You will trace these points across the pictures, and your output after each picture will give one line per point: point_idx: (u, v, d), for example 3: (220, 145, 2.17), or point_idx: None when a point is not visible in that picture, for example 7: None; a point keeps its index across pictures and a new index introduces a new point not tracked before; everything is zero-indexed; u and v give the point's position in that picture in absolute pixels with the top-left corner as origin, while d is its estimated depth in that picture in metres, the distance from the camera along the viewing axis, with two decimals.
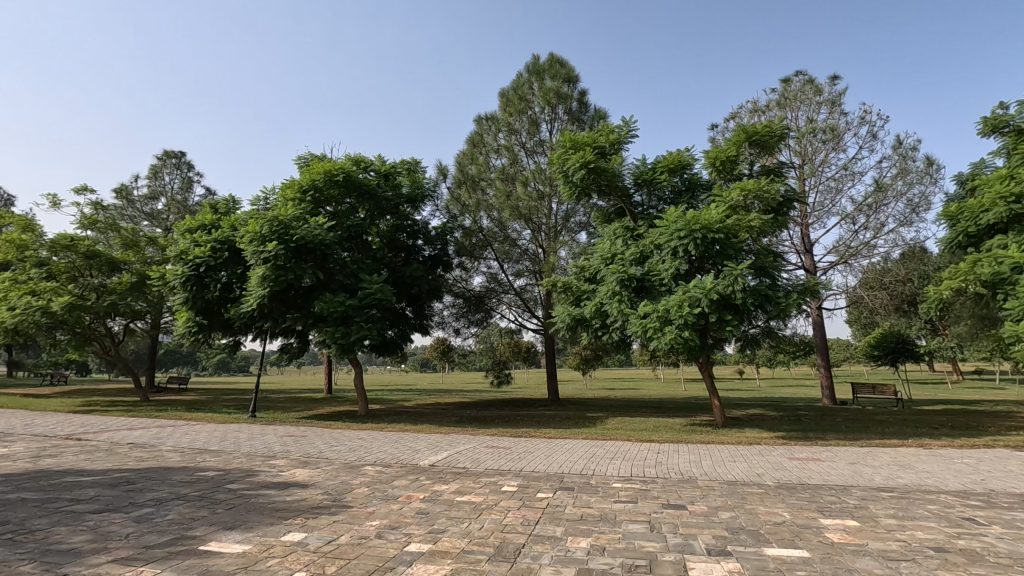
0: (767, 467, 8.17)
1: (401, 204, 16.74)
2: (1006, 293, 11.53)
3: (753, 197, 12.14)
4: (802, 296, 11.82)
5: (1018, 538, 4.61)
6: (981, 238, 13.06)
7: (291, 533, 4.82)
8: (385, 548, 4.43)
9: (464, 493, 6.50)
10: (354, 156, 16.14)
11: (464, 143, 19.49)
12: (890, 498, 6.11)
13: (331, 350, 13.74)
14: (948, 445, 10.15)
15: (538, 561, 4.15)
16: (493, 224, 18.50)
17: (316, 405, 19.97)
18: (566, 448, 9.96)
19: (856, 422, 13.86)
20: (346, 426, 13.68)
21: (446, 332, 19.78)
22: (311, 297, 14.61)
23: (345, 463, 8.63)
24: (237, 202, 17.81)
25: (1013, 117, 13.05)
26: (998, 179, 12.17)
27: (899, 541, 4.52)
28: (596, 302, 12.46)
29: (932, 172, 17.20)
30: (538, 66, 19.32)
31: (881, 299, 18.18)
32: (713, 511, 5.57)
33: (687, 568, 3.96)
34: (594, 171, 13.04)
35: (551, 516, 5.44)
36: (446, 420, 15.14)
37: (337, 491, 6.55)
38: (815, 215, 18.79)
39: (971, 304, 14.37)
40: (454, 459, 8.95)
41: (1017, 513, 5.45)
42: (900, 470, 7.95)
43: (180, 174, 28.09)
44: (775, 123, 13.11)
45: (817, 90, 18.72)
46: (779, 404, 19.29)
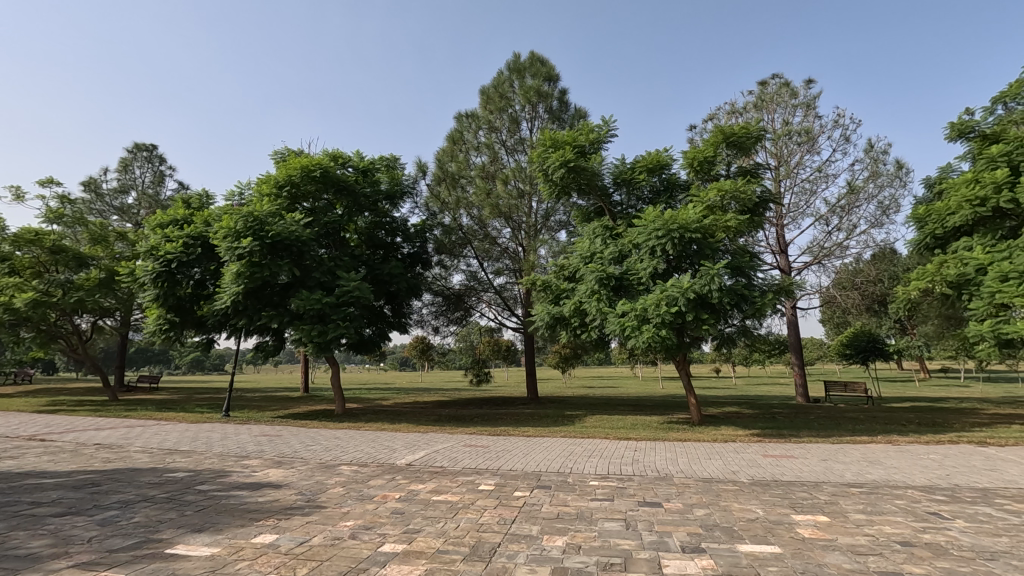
0: (742, 464, 8.28)
1: (380, 201, 16.67)
2: (971, 293, 11.88)
3: (729, 198, 12.26)
4: (777, 296, 11.99)
5: (980, 532, 4.74)
6: (948, 240, 13.42)
7: (262, 534, 4.73)
8: (359, 549, 4.37)
9: (441, 493, 6.43)
10: (332, 151, 15.96)
11: (444, 140, 19.37)
12: (859, 494, 6.24)
13: (308, 349, 13.47)
14: (917, 441, 10.37)
15: (513, 560, 4.13)
16: (473, 222, 18.40)
17: (291, 404, 19.61)
18: (544, 447, 9.92)
19: (828, 420, 14.12)
20: (322, 425, 13.43)
21: (425, 331, 19.65)
22: (287, 294, 14.42)
23: (320, 463, 8.49)
24: (210, 196, 17.39)
25: (979, 123, 13.48)
26: (964, 183, 12.42)
27: (868, 536, 4.62)
28: (575, 301, 12.51)
29: (903, 175, 17.61)
30: (519, 64, 19.31)
31: (853, 299, 18.55)
32: (688, 508, 5.62)
33: (661, 565, 3.98)
34: (573, 170, 13.04)
35: (528, 515, 5.41)
36: (424, 419, 15.03)
37: (311, 491, 6.45)
38: (790, 216, 19.09)
39: (938, 305, 14.78)
40: (431, 458, 8.83)
41: (979, 508, 5.61)
42: (869, 466, 8.13)
43: (151, 169, 27.44)
44: (752, 124, 13.28)
45: (793, 93, 19.03)
46: (755, 404, 19.19)
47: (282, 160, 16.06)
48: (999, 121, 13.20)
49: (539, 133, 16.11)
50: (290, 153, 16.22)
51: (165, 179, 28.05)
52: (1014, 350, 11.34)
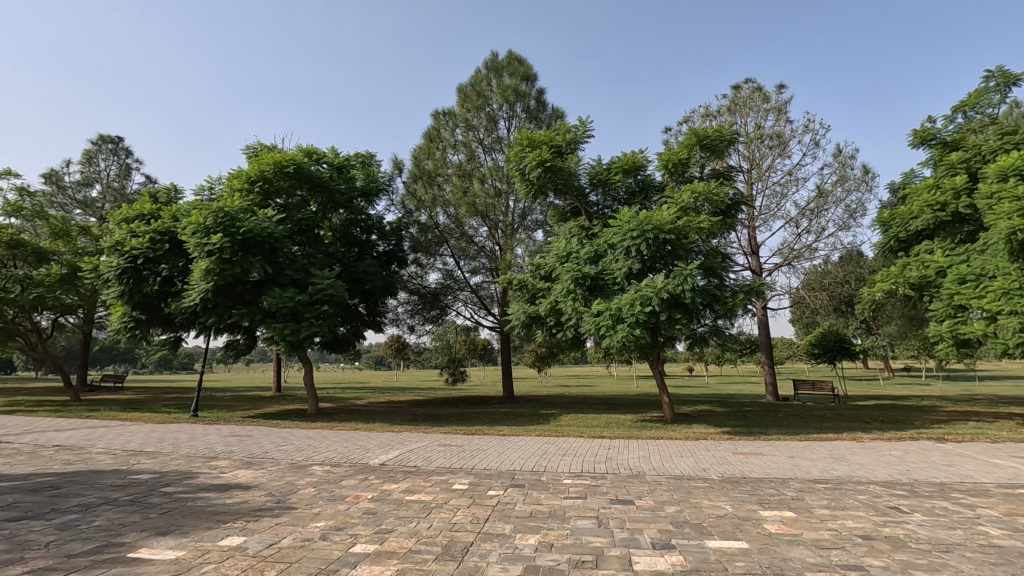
0: (713, 461, 8.44)
1: (355, 198, 16.46)
2: (931, 295, 12.30)
3: (703, 200, 12.48)
4: (748, 297, 12.23)
5: (936, 525, 4.92)
6: (910, 244, 13.88)
7: (229, 537, 4.63)
8: (329, 550, 4.32)
9: (414, 492, 6.39)
10: (306, 147, 15.70)
11: (421, 137, 19.25)
12: (824, 490, 6.42)
13: (279, 347, 13.22)
14: (879, 438, 10.68)
15: (486, 559, 4.13)
16: (450, 220, 18.32)
17: (262, 403, 19.27)
18: (519, 445, 9.95)
19: (796, 418, 14.48)
20: (295, 425, 13.23)
21: (401, 329, 19.49)
22: (259, 292, 14.17)
23: (292, 463, 8.36)
24: (178, 191, 16.99)
25: (940, 131, 13.95)
26: (925, 189, 12.82)
27: (832, 530, 4.75)
28: (551, 300, 12.57)
29: (869, 180, 18.12)
30: (496, 63, 19.30)
31: (821, 300, 19.04)
32: (659, 505, 5.69)
33: (632, 562, 4.03)
34: (550, 170, 13.09)
35: (501, 513, 5.43)
36: (399, 418, 14.89)
37: (282, 492, 6.35)
38: (762, 218, 19.48)
39: (901, 305, 15.30)
40: (406, 458, 8.76)
41: (937, 502, 5.82)
42: (835, 463, 8.37)
43: (117, 161, 26.62)
44: (725, 127, 13.50)
45: (765, 98, 19.42)
46: (726, 402, 19.53)
47: (254, 155, 15.76)
48: (959, 129, 13.69)
49: (516, 133, 16.14)
50: (262, 149, 15.91)
51: (131, 172, 27.24)
52: (970, 349, 11.75)
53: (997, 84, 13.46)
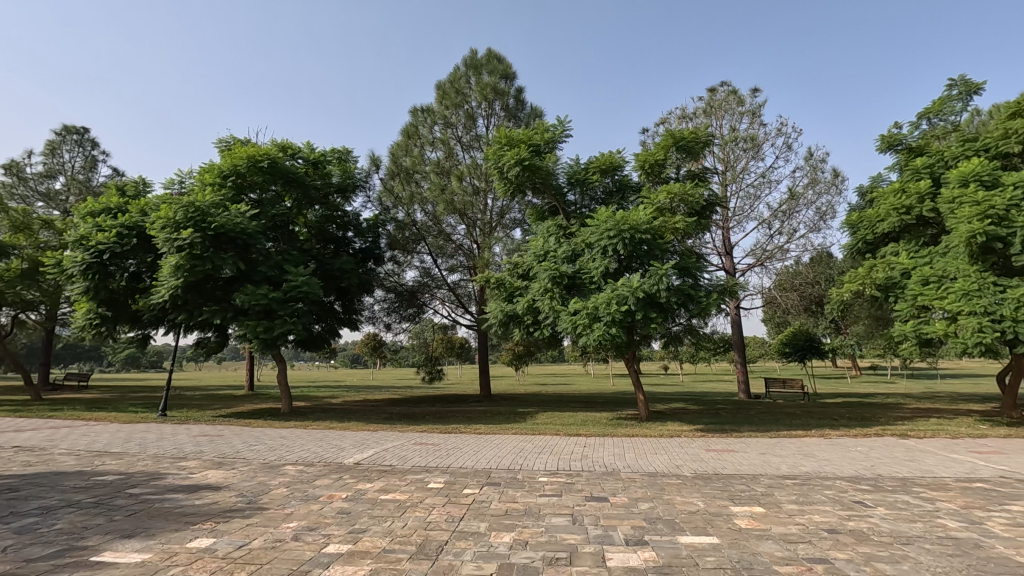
0: (686, 458, 8.56)
1: (331, 194, 16.25)
2: (896, 296, 12.68)
3: (679, 201, 12.65)
4: (721, 296, 12.42)
5: (899, 518, 5.08)
6: (877, 246, 14.31)
7: (198, 538, 4.53)
8: (301, 550, 4.26)
9: (389, 491, 6.36)
10: (281, 141, 15.41)
11: (399, 134, 19.08)
12: (792, 486, 6.58)
13: (252, 345, 12.99)
14: (846, 435, 10.98)
15: (460, 557, 4.12)
16: (428, 217, 18.22)
17: (234, 402, 18.88)
18: (495, 444, 9.96)
19: (768, 415, 14.79)
20: (268, 424, 13.02)
21: (377, 328, 19.32)
22: (231, 289, 13.88)
23: (264, 463, 8.22)
24: (147, 184, 16.54)
25: (906, 137, 14.35)
26: (891, 193, 13.20)
27: (799, 525, 4.86)
28: (528, 299, 12.59)
29: (838, 183, 18.58)
30: (475, 60, 19.26)
31: (792, 300, 19.48)
32: (633, 502, 5.76)
33: (605, 558, 4.07)
34: (528, 168, 13.11)
35: (476, 511, 5.42)
36: (374, 417, 14.75)
37: (253, 493, 6.24)
38: (735, 219, 19.82)
39: (867, 306, 15.75)
40: (381, 457, 8.70)
41: (899, 496, 6.02)
42: (803, 459, 8.58)
43: (82, 153, 25.79)
44: (701, 129, 13.69)
45: (739, 101, 19.76)
46: (700, 400, 19.88)
47: (226, 149, 15.42)
48: (923, 135, 14.13)
49: (494, 131, 16.14)
50: (235, 142, 15.58)
51: (97, 165, 26.40)
52: (932, 349, 12.14)
53: (960, 93, 13.93)
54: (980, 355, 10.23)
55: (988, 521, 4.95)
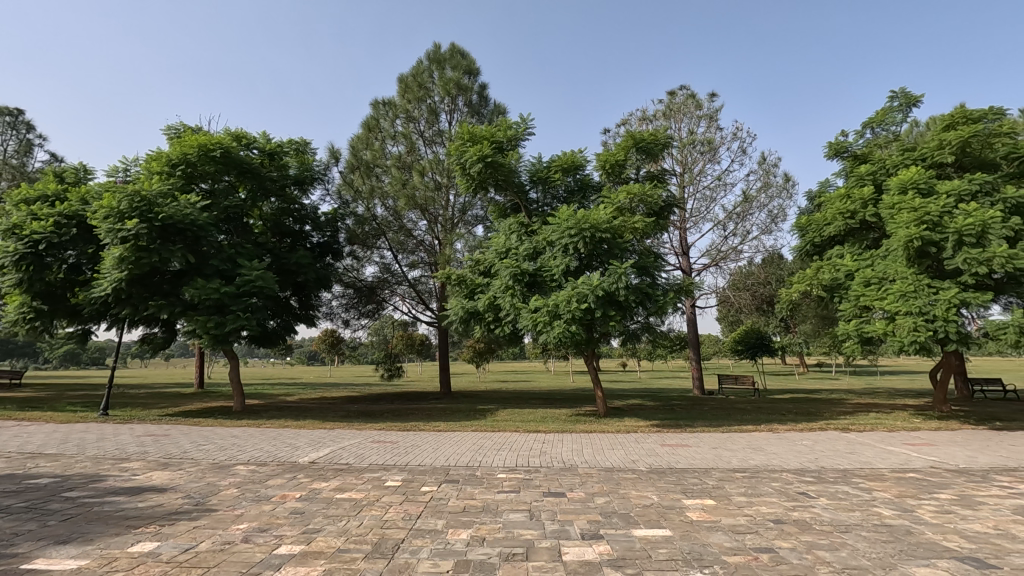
0: (641, 453, 8.76)
1: (287, 186, 15.80)
2: (840, 296, 13.31)
3: (637, 201, 12.88)
4: (678, 295, 12.73)
5: (839, 508, 5.35)
6: (824, 248, 14.97)
7: (140, 542, 4.34)
8: (251, 552, 4.14)
9: (345, 490, 6.25)
10: (235, 131, 14.87)
11: (359, 127, 18.71)
12: (742, 478, 6.83)
13: (202, 341, 12.52)
14: (793, 429, 11.44)
15: (417, 555, 4.09)
16: (388, 213, 17.95)
17: (183, 401, 18.16)
18: (454, 440, 9.94)
19: (720, 411, 15.29)
20: (219, 423, 12.58)
21: (334, 324, 18.92)
22: (180, 283, 13.34)
23: (213, 463, 7.95)
24: (88, 171, 15.69)
25: (851, 144, 15.02)
26: (838, 198, 13.81)
27: (747, 516, 5.05)
28: (489, 296, 12.58)
29: (789, 187, 19.31)
30: (438, 54, 19.06)
31: (744, 299, 20.17)
32: (589, 497, 5.85)
33: (560, 553, 4.11)
34: (490, 165, 13.09)
35: (434, 509, 5.40)
36: (330, 415, 14.48)
37: (201, 494, 6.02)
38: (692, 220, 20.34)
39: (814, 305, 16.47)
40: (337, 455, 8.55)
41: (840, 487, 6.32)
42: (753, 453, 8.90)
43: (16, 136, 24.27)
44: (660, 131, 13.96)
45: (697, 105, 20.25)
46: (657, 396, 20.36)
47: (176, 137, 14.79)
48: (867, 144, 14.82)
49: (457, 127, 16.04)
50: (186, 130, 14.97)
51: (33, 150, 24.90)
52: (873, 347, 12.77)
53: (901, 105, 14.68)
54: (915, 353, 10.83)
55: (919, 508, 5.27)
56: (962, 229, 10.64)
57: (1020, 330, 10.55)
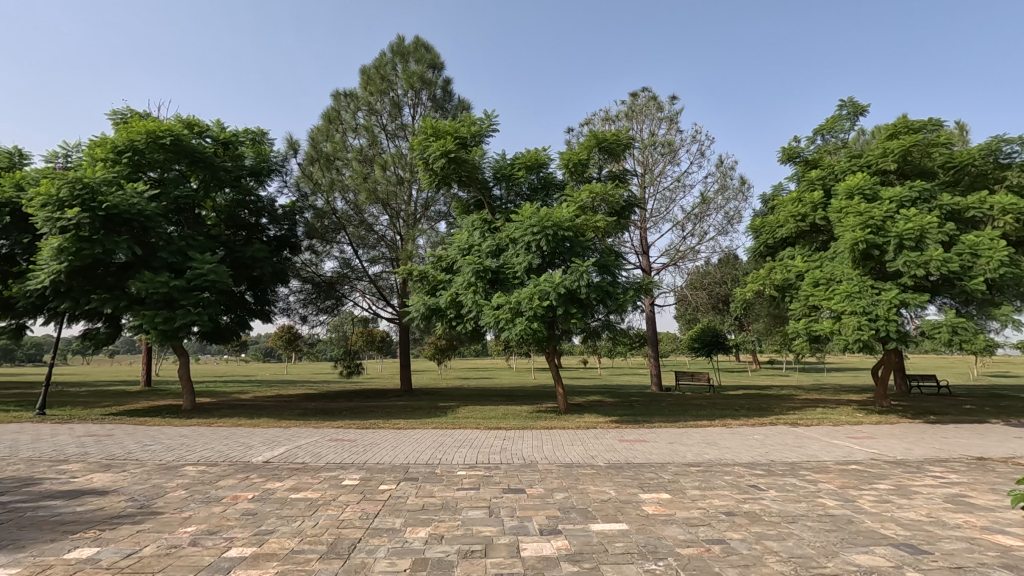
0: (600, 449, 8.89)
1: (243, 177, 15.23)
2: (791, 295, 13.84)
3: (599, 200, 13.01)
4: (637, 293, 12.95)
5: (786, 499, 5.57)
6: (776, 250, 15.54)
7: (78, 549, 4.13)
8: (199, 556, 3.99)
9: (301, 489, 6.11)
10: (186, 118, 14.27)
11: (319, 117, 18.26)
12: (696, 472, 7.02)
13: (149, 337, 11.97)
14: (745, 424, 11.84)
15: (373, 555, 4.03)
16: (349, 206, 17.61)
17: (128, 399, 17.35)
18: (414, 438, 9.84)
19: (677, 407, 15.68)
20: (167, 422, 12.07)
21: (292, 320, 18.41)
22: (125, 276, 12.73)
23: (160, 464, 7.64)
24: (24, 156, 14.79)
25: (803, 150, 15.58)
26: (790, 201, 14.33)
27: (700, 509, 5.19)
28: (451, 293, 12.50)
29: (745, 190, 19.91)
30: (402, 47, 18.78)
31: (701, 298, 20.73)
32: (548, 492, 5.90)
33: (519, 549, 4.13)
34: (453, 161, 13.00)
35: (392, 507, 5.33)
36: (287, 413, 14.11)
37: (147, 496, 5.77)
38: (652, 221, 20.74)
39: (767, 305, 17.07)
40: (293, 454, 8.35)
41: (789, 479, 6.58)
42: (707, 447, 9.17)
43: None
44: (622, 132, 14.13)
45: (659, 107, 20.63)
46: (616, 392, 20.72)
47: (122, 122, 14.12)
48: (818, 150, 15.43)
49: (420, 121, 15.86)
50: (133, 116, 14.27)
51: None
52: (821, 345, 13.32)
53: (849, 113, 15.33)
54: (858, 351, 11.37)
55: (860, 498, 5.54)
56: (903, 234, 11.22)
57: (953, 329, 11.22)
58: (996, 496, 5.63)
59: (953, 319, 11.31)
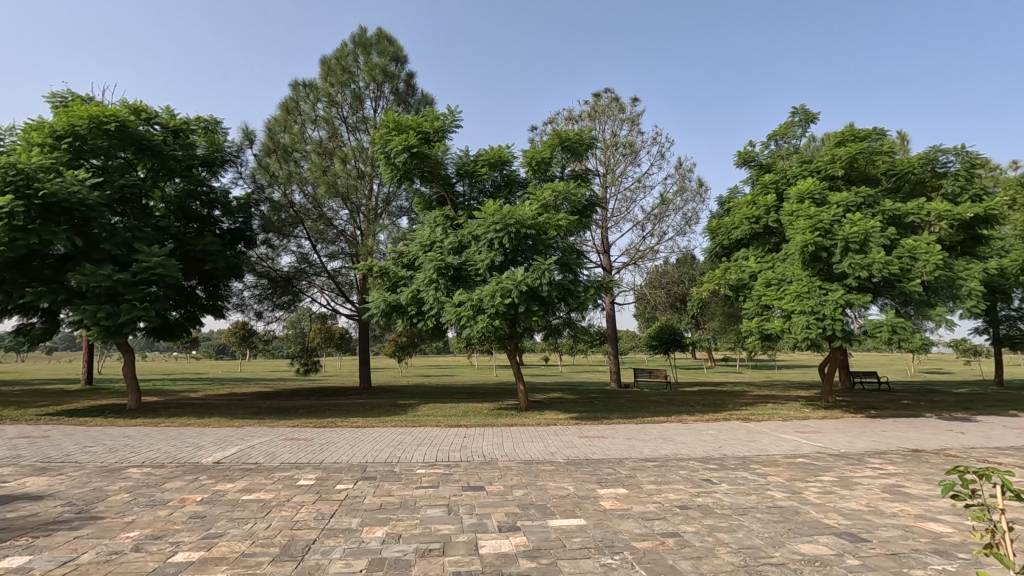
0: (560, 445, 8.97)
1: (194, 166, 14.61)
2: (745, 295, 14.29)
3: (562, 199, 13.07)
4: (598, 292, 13.12)
5: (737, 492, 5.75)
6: (731, 250, 16.01)
7: (7, 558, 3.88)
8: (143, 562, 3.81)
9: (253, 490, 5.92)
10: (133, 103, 13.59)
11: (276, 107, 17.73)
12: (653, 467, 7.17)
13: (90, 333, 11.38)
14: (699, 420, 12.18)
15: (328, 556, 3.94)
16: (307, 200, 17.20)
17: (67, 398, 16.44)
18: (372, 436, 9.70)
19: (635, 403, 15.99)
20: (110, 422, 11.49)
21: (246, 315, 17.83)
22: (64, 268, 12.06)
23: (101, 466, 7.25)
24: None
25: (757, 154, 16.10)
26: (745, 204, 14.80)
27: (656, 503, 5.30)
28: (412, 289, 12.36)
29: (702, 192, 20.43)
30: (364, 38, 18.41)
31: (660, 297, 21.20)
32: (508, 489, 5.91)
33: (477, 546, 4.12)
34: (416, 156, 12.85)
35: (349, 507, 5.24)
36: (239, 412, 13.66)
37: (85, 501, 5.47)
38: (613, 220, 21.04)
39: (722, 304, 17.59)
40: (245, 454, 8.09)
41: (740, 472, 6.81)
42: (663, 442, 9.37)
43: None
44: (585, 131, 14.27)
45: (621, 108, 20.92)
46: (576, 389, 20.96)
47: (62, 106, 13.36)
48: (771, 155, 15.98)
49: (382, 115, 15.60)
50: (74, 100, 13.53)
51: None
52: (771, 343, 13.81)
53: (801, 120, 15.93)
54: (806, 348, 11.86)
55: (806, 490, 5.78)
56: (849, 237, 11.74)
57: (893, 329, 11.83)
58: (928, 486, 5.98)
59: (893, 319, 11.91)
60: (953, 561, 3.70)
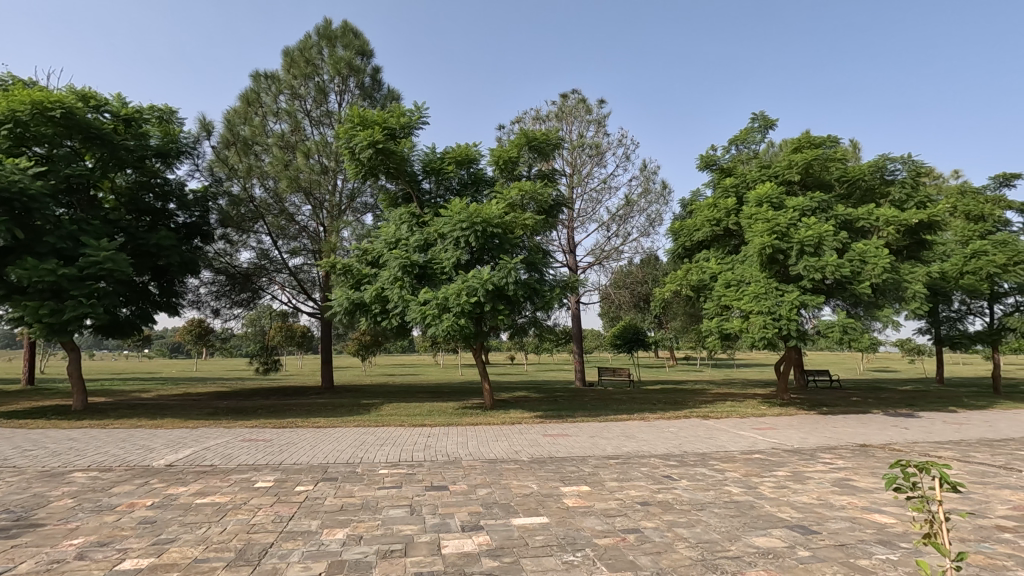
0: (525, 444, 9.01)
1: (147, 157, 14.00)
2: (705, 295, 14.66)
3: (529, 199, 13.07)
4: (563, 292, 13.21)
5: (696, 488, 5.89)
6: (693, 252, 16.39)
7: None
8: (86, 571, 3.64)
9: (208, 494, 5.73)
10: (81, 90, 12.96)
11: (236, 98, 17.18)
12: (615, 465, 7.28)
13: (31, 330, 10.79)
14: (661, 418, 12.43)
15: (286, 559, 3.85)
16: (268, 194, 16.75)
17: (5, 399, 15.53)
18: (334, 437, 9.53)
19: (598, 401, 16.20)
20: (53, 424, 10.92)
21: (202, 312, 17.26)
22: (4, 262, 11.41)
23: (43, 471, 6.89)
24: None
25: (719, 158, 16.49)
26: (706, 207, 15.16)
27: (618, 500, 5.38)
28: (376, 287, 12.18)
29: (666, 194, 20.82)
30: (328, 30, 18.00)
31: (624, 296, 21.50)
32: (471, 489, 5.89)
33: (440, 547, 4.09)
34: (381, 152, 12.65)
35: (308, 509, 5.13)
36: (194, 412, 13.21)
37: (24, 507, 5.19)
38: (579, 220, 21.22)
39: (683, 305, 17.99)
40: (200, 457, 7.82)
41: (699, 469, 6.97)
42: (626, 440, 9.53)
43: None
44: (552, 132, 14.34)
45: (588, 110, 21.11)
46: (541, 388, 21.08)
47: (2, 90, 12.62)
48: (732, 159, 16.41)
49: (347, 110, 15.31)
50: (15, 84, 12.80)
51: None
52: (730, 343, 14.20)
53: (760, 126, 16.41)
54: (763, 347, 12.23)
55: (760, 485, 5.97)
56: (804, 240, 12.18)
57: (843, 329, 12.32)
58: (874, 479, 6.26)
59: (844, 320, 12.40)
60: (896, 551, 3.88)
